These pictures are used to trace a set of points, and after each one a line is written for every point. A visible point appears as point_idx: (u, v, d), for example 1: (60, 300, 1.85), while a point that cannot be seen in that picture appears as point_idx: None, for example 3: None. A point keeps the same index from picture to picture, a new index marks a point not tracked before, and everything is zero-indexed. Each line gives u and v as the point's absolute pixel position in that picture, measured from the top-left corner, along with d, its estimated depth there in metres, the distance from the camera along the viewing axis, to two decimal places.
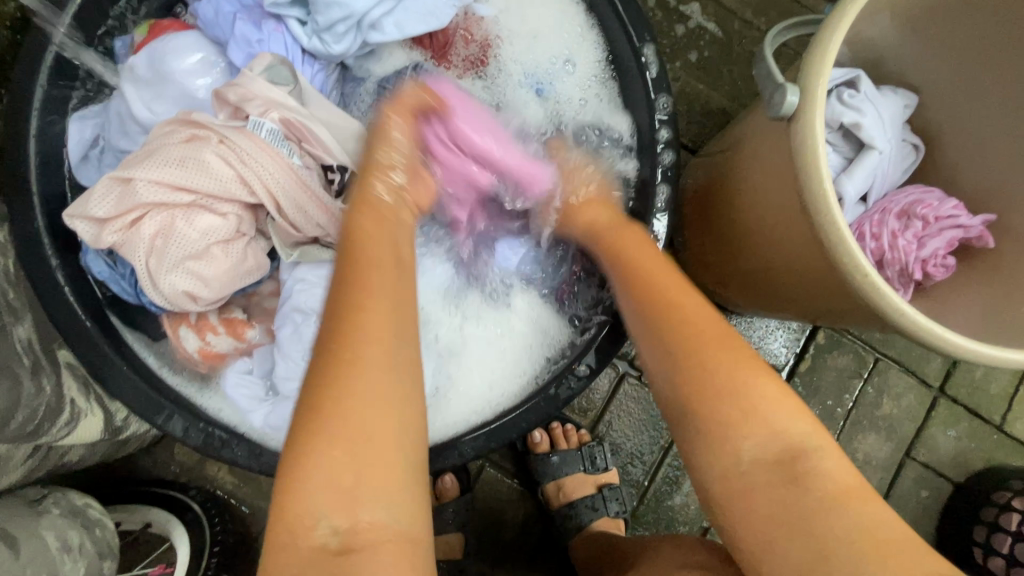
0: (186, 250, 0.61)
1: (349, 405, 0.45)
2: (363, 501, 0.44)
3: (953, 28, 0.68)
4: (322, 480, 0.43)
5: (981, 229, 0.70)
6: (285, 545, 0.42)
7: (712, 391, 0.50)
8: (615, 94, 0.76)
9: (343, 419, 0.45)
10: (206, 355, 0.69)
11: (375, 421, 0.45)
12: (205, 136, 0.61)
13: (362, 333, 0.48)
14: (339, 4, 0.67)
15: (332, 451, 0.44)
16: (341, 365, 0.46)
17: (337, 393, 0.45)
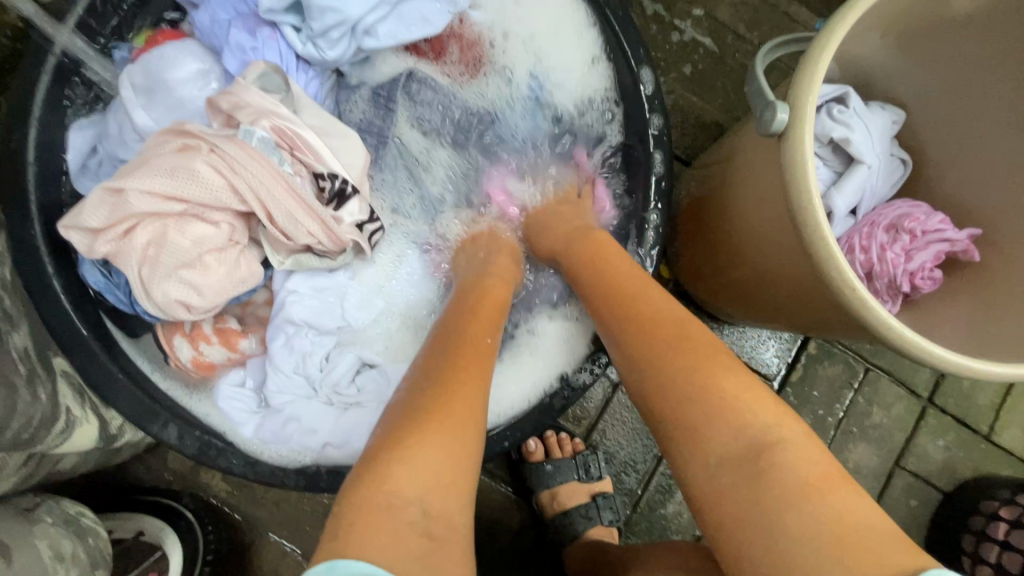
0: (178, 259, 0.61)
1: (461, 404, 0.49)
2: (452, 498, 0.45)
3: (940, 47, 0.70)
4: (425, 467, 0.45)
5: (967, 243, 0.71)
6: (380, 520, 0.42)
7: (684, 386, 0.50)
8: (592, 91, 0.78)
9: (460, 418, 0.48)
10: (198, 365, 0.68)
11: (470, 428, 0.48)
12: (197, 145, 0.62)
13: (479, 361, 0.54)
14: (334, 10, 0.67)
15: (438, 444, 0.46)
16: (464, 374, 0.52)
17: (449, 395, 0.49)
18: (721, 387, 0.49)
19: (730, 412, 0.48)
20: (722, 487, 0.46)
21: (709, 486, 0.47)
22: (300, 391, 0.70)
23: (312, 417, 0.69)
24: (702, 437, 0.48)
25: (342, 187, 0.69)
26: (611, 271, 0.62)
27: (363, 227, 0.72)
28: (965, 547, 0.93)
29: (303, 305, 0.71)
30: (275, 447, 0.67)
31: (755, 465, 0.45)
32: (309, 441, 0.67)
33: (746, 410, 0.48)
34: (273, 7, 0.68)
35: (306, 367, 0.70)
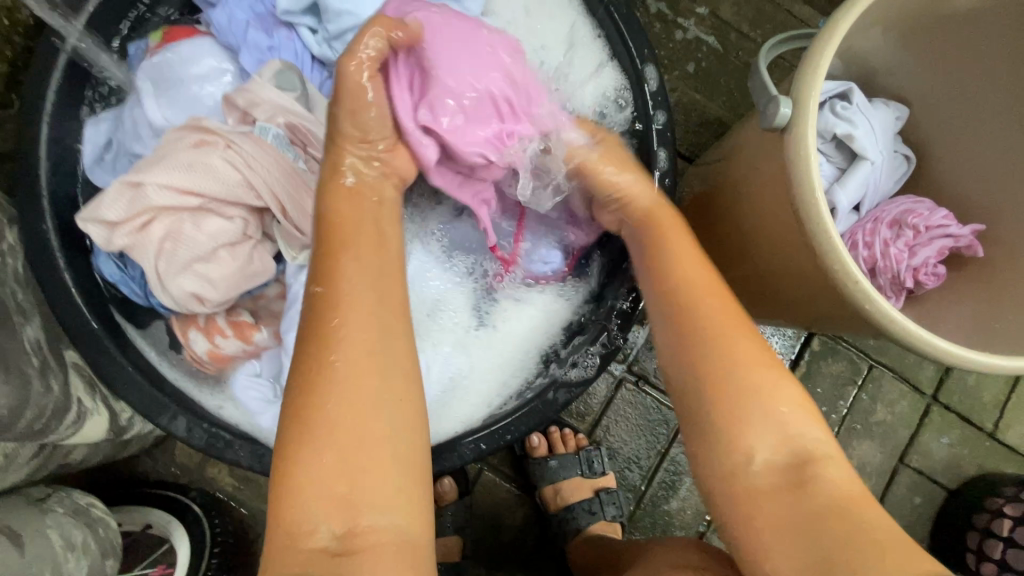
0: (193, 252, 0.62)
1: (332, 408, 0.46)
2: (358, 506, 0.44)
3: (943, 43, 0.70)
4: (312, 489, 0.44)
5: (970, 238, 0.72)
6: (282, 554, 0.43)
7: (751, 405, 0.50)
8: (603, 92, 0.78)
9: (329, 428, 0.45)
10: (214, 357, 0.69)
11: (359, 428, 0.46)
12: (212, 141, 0.62)
13: (343, 337, 0.48)
14: (349, 14, 0.68)
15: (322, 457, 0.45)
16: (323, 367, 0.47)
17: (316, 405, 0.46)
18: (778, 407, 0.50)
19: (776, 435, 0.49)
20: (751, 498, 0.48)
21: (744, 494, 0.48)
22: None
23: None
24: (741, 443, 0.49)
25: None
26: (684, 273, 0.58)
27: None
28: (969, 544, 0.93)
29: (318, 298, 0.67)
30: None
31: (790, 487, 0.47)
32: None
33: (803, 432, 0.50)
34: (291, 8, 0.70)
35: None
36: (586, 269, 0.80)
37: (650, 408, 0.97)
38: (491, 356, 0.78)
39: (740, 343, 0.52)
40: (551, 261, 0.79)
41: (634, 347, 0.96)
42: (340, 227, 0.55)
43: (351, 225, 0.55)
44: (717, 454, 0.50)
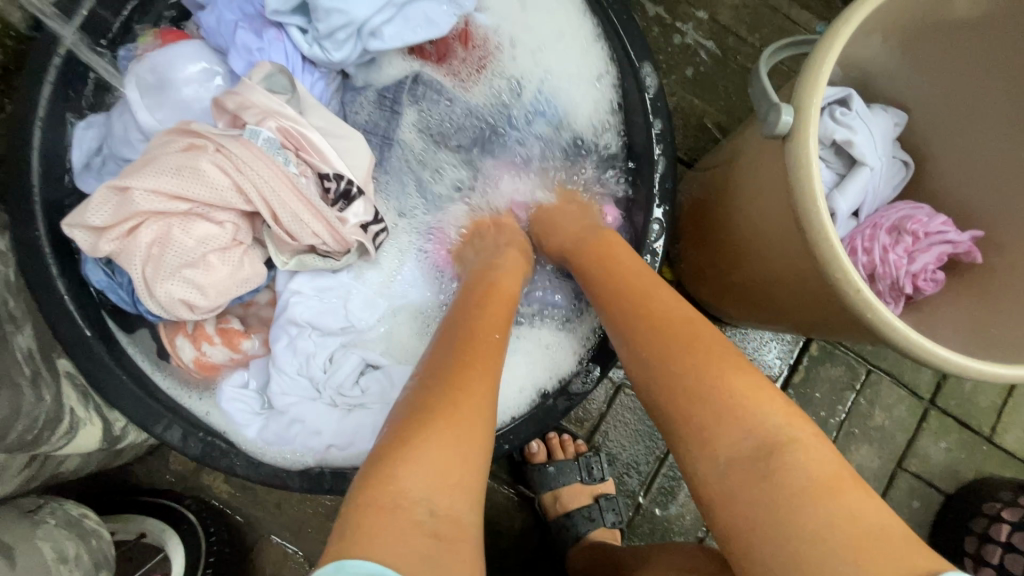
0: (182, 258, 0.60)
1: (471, 403, 0.47)
2: (456, 495, 0.44)
3: (941, 51, 0.70)
4: (434, 465, 0.43)
5: (969, 245, 0.72)
6: (387, 519, 0.41)
7: (688, 380, 0.49)
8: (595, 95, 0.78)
9: (465, 414, 0.47)
10: (200, 365, 0.68)
11: (482, 429, 0.47)
12: (203, 145, 0.61)
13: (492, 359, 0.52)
14: (341, 12, 0.67)
15: (454, 442, 0.45)
16: (469, 373, 0.49)
17: (461, 393, 0.48)
18: (732, 388, 0.48)
19: (735, 429, 0.47)
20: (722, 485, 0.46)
21: (715, 491, 0.46)
22: (305, 393, 0.69)
23: (316, 419, 0.68)
24: (709, 439, 0.47)
25: (347, 188, 0.68)
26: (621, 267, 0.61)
27: (368, 228, 0.70)
28: (968, 549, 0.93)
29: (306, 306, 0.69)
30: (278, 449, 0.67)
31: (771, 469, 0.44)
32: (313, 442, 0.67)
33: (763, 414, 0.47)
34: (280, 8, 0.68)
35: (309, 368, 0.69)
36: (589, 305, 0.77)
37: (650, 413, 0.97)
38: None
39: (675, 340, 0.52)
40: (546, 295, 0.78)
41: None
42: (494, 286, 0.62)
43: (502, 292, 0.61)
44: (700, 463, 0.48)
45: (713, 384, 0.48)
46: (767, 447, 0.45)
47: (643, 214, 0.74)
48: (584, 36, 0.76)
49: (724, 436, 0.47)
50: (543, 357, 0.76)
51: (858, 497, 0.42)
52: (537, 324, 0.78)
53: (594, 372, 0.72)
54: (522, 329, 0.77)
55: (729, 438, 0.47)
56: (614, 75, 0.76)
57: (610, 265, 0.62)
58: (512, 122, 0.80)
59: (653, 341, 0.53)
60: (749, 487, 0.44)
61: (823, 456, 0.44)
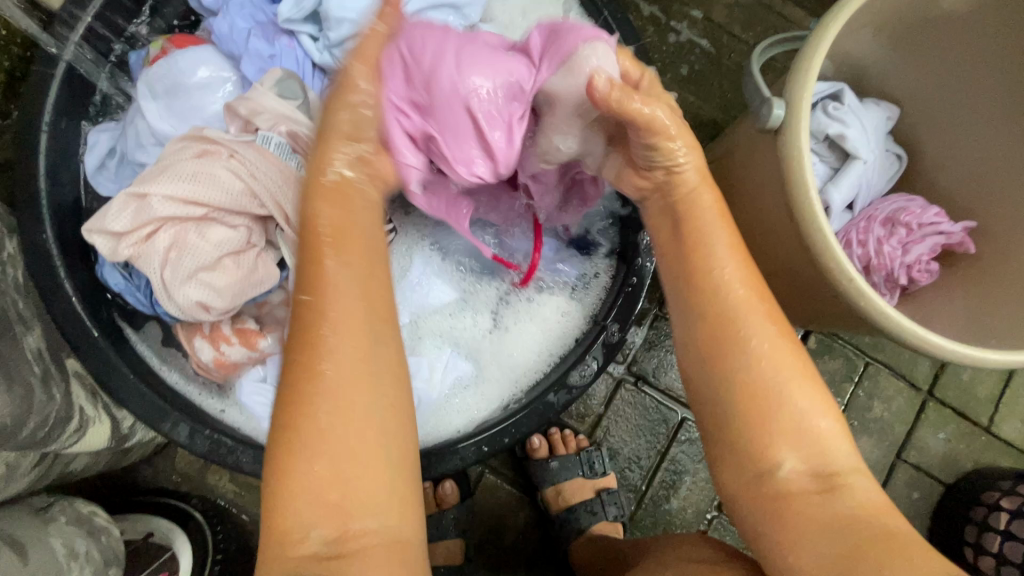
0: (198, 261, 0.61)
1: (325, 419, 0.43)
2: (351, 511, 0.43)
3: (931, 44, 0.71)
4: (306, 501, 0.42)
5: (962, 235, 0.73)
6: (274, 559, 0.42)
7: (764, 411, 0.46)
8: None
9: (314, 437, 0.43)
10: (219, 364, 0.69)
11: (359, 436, 0.44)
12: (216, 151, 0.62)
13: (333, 343, 0.44)
14: (351, 21, 0.68)
15: (317, 463, 0.43)
16: (315, 378, 0.44)
17: (309, 412, 0.43)
18: (801, 414, 0.46)
19: (790, 435, 0.45)
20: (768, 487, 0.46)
21: (757, 502, 0.46)
22: None
23: None
24: (768, 457, 0.45)
25: None
26: (708, 255, 0.50)
27: None
28: (968, 538, 0.93)
29: None
30: None
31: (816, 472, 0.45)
32: None
33: (827, 443, 0.46)
34: (292, 16, 0.70)
35: None
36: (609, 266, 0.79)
37: (650, 408, 0.98)
38: (506, 358, 0.77)
39: (767, 363, 0.46)
40: (564, 266, 0.80)
41: (633, 347, 0.97)
42: (322, 231, 0.47)
43: (351, 245, 0.47)
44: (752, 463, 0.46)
45: (785, 414, 0.46)
46: (823, 470, 0.45)
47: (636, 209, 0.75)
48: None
49: (779, 452, 0.45)
50: (563, 323, 0.78)
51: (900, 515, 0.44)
52: (555, 291, 0.80)
53: (590, 367, 0.72)
54: (540, 296, 0.79)
55: (789, 459, 0.45)
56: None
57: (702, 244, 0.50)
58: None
59: (750, 365, 0.46)
60: (804, 502, 0.44)
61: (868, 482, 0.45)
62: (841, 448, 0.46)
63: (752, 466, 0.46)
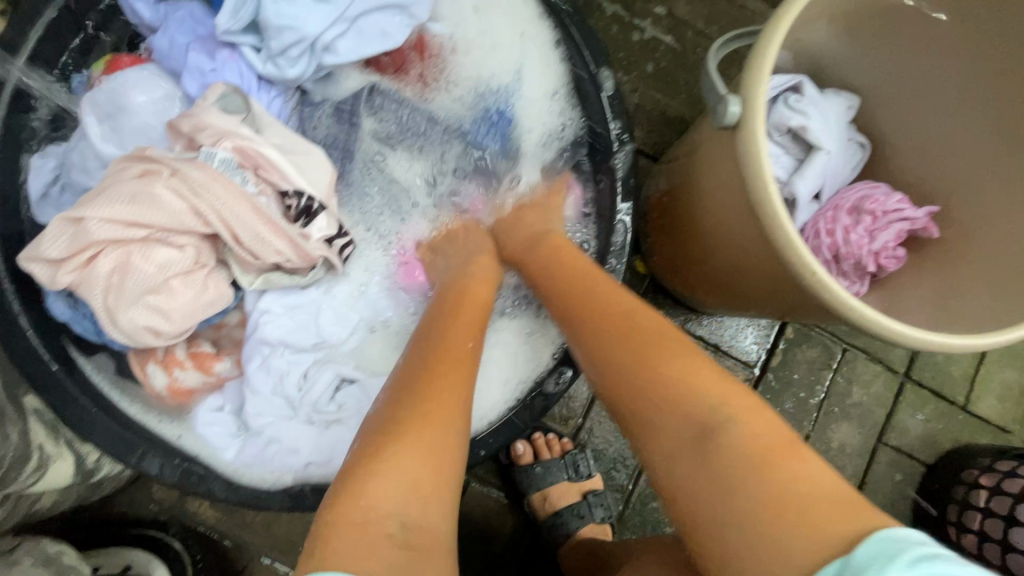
0: (144, 285, 0.59)
1: (441, 415, 0.48)
2: (429, 505, 0.44)
3: (888, 32, 0.72)
4: (397, 481, 0.44)
5: (926, 221, 0.74)
6: (352, 533, 0.42)
7: (629, 378, 0.51)
8: (547, 94, 0.78)
9: (429, 415, 0.47)
10: (174, 392, 0.68)
11: (451, 436, 0.47)
12: (158, 169, 0.60)
13: (459, 361, 0.53)
14: (291, 28, 0.67)
15: (422, 450, 0.45)
16: (442, 380, 0.50)
17: (436, 401, 0.48)
18: (664, 374, 0.50)
19: (638, 378, 0.51)
20: (643, 417, 0.50)
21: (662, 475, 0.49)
22: (280, 412, 0.68)
23: (293, 438, 0.68)
24: (651, 430, 0.50)
25: (308, 204, 0.67)
26: (574, 267, 0.63)
27: (333, 242, 0.70)
28: (950, 517, 0.94)
29: (278, 325, 0.70)
30: (257, 470, 0.67)
31: (677, 406, 0.48)
32: (290, 461, 0.67)
33: (697, 400, 0.48)
34: (231, 28, 0.67)
35: (283, 386, 0.68)
36: None
37: None
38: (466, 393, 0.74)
39: (618, 334, 0.54)
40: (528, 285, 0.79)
41: None
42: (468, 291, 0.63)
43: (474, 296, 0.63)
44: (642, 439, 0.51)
45: (648, 379, 0.50)
46: (700, 431, 0.47)
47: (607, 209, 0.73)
48: (545, 55, 0.76)
49: (661, 424, 0.49)
50: (524, 348, 0.76)
51: (770, 418, 0.46)
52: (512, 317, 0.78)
53: (566, 374, 0.71)
54: (498, 324, 0.78)
55: (671, 430, 0.48)
56: (573, 82, 0.75)
57: (558, 267, 0.64)
58: (483, 129, 0.78)
59: (597, 342, 0.55)
60: (688, 463, 0.46)
61: (757, 431, 0.45)
62: (718, 404, 0.47)
63: (642, 441, 0.51)
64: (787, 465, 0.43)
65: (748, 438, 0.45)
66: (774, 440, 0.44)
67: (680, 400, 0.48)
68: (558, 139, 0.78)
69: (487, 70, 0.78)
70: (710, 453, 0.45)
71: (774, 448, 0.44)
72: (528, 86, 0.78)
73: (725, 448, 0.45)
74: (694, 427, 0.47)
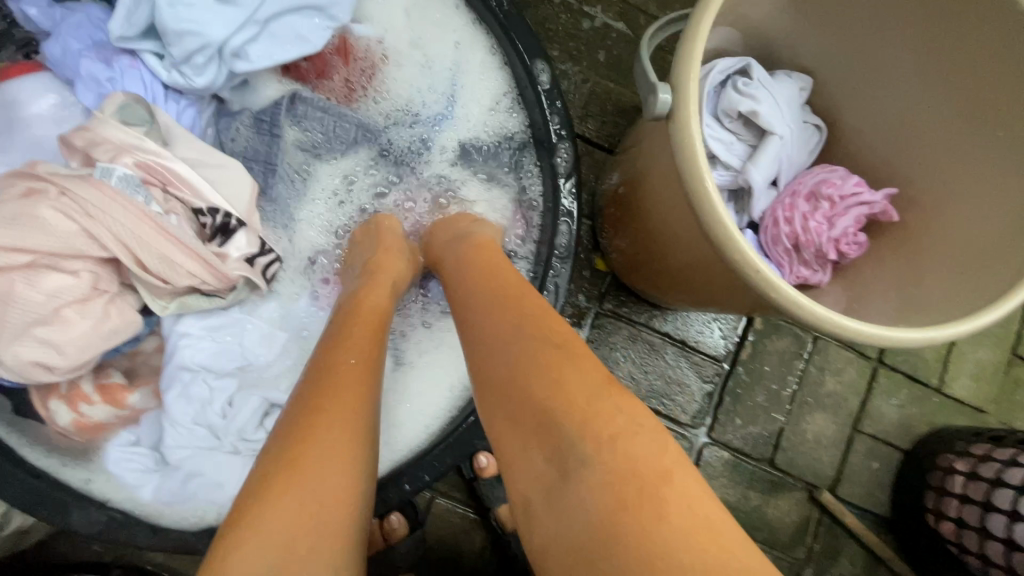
0: (31, 316, 0.52)
1: (316, 459, 0.43)
2: (303, 565, 0.39)
3: (837, 7, 0.68)
4: (268, 544, 0.39)
5: (884, 204, 0.71)
6: None
7: (507, 397, 0.46)
8: (485, 92, 0.73)
9: (311, 467, 0.43)
10: (81, 427, 0.61)
11: (327, 480, 0.43)
12: (43, 188, 0.54)
13: (341, 388, 0.48)
14: (195, 33, 0.61)
15: (291, 503, 0.41)
16: (317, 419, 0.45)
17: (309, 444, 0.44)
18: (533, 391, 0.44)
19: (516, 392, 0.45)
20: (506, 440, 0.45)
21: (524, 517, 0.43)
22: (201, 444, 0.63)
23: (217, 471, 0.63)
24: (513, 463, 0.44)
25: (225, 221, 0.62)
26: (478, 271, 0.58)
27: (254, 261, 0.64)
28: (928, 505, 0.92)
29: (198, 349, 0.64)
30: (181, 506, 0.62)
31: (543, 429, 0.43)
32: (217, 496, 0.62)
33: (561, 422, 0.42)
34: (126, 34, 0.61)
35: (205, 416, 0.63)
36: None
37: None
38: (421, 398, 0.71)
39: (510, 342, 0.49)
40: None
41: None
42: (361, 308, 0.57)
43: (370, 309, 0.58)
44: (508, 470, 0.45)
45: (521, 397, 0.45)
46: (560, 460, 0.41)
47: (551, 209, 0.69)
48: (483, 64, 0.72)
49: (523, 455, 0.43)
50: None
51: (643, 439, 0.40)
52: None
53: None
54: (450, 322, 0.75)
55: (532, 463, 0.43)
56: (513, 85, 0.71)
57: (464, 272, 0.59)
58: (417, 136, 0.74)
59: (485, 355, 0.50)
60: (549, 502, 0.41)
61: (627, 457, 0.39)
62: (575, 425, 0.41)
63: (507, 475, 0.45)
64: (650, 501, 0.37)
65: (604, 469, 0.39)
66: (640, 466, 0.39)
67: (544, 422, 0.43)
68: (499, 143, 0.73)
69: (421, 67, 0.73)
70: (567, 484, 0.40)
71: (637, 481, 0.38)
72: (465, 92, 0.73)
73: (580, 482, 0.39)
74: (554, 455, 0.42)
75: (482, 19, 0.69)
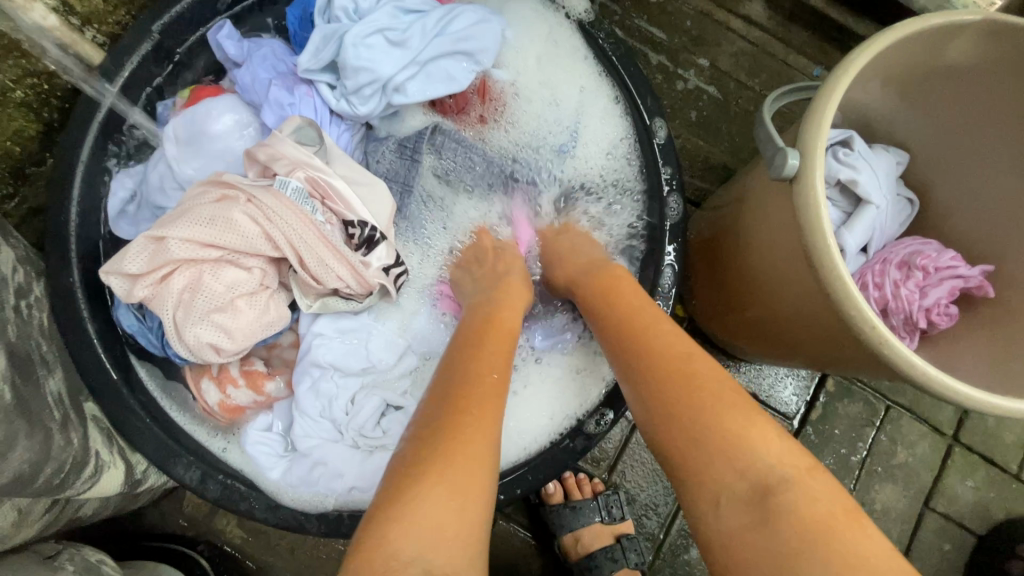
0: (212, 303, 0.62)
1: (455, 459, 0.47)
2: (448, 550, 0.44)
3: (944, 95, 0.72)
4: (417, 527, 0.44)
5: (980, 279, 0.73)
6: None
7: (693, 423, 0.50)
8: (598, 142, 0.81)
9: (450, 469, 0.46)
10: (224, 408, 0.69)
11: (462, 476, 0.46)
12: (234, 195, 0.63)
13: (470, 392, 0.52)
14: (368, 70, 0.71)
15: (433, 499, 0.45)
16: (452, 421, 0.49)
17: (454, 441, 0.48)
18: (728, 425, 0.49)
19: (704, 420, 0.50)
20: (707, 469, 0.48)
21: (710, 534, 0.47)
22: (326, 434, 0.69)
23: (340, 462, 0.69)
24: (703, 477, 0.48)
25: (371, 234, 0.70)
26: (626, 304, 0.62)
27: (389, 270, 0.72)
28: None
29: (329, 348, 0.71)
30: (301, 490, 0.68)
31: (734, 459, 0.48)
32: (336, 485, 0.68)
33: (761, 456, 0.48)
34: (311, 67, 0.73)
35: (331, 410, 0.69)
36: None
37: None
38: (513, 426, 0.75)
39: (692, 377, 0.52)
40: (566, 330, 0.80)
41: None
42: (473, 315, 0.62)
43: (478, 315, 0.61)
44: (698, 488, 0.49)
45: (714, 423, 0.49)
46: (762, 487, 0.46)
47: (654, 248, 0.77)
48: (604, 117, 0.80)
49: (719, 476, 0.48)
50: (572, 384, 0.77)
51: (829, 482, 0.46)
52: (564, 352, 0.79)
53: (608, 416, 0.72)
54: (546, 357, 0.79)
55: (727, 477, 0.47)
56: (630, 140, 0.79)
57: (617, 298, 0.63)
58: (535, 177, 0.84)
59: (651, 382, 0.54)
60: (749, 526, 0.45)
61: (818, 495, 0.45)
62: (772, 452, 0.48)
63: (694, 494, 0.49)
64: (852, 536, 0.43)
65: (807, 504, 0.44)
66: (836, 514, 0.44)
67: (738, 452, 0.48)
68: (613, 185, 0.81)
69: (547, 112, 0.81)
70: (780, 520, 0.44)
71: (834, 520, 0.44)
72: (585, 137, 0.81)
73: (792, 511, 0.44)
74: (753, 483, 0.47)
75: (608, 78, 0.78)
